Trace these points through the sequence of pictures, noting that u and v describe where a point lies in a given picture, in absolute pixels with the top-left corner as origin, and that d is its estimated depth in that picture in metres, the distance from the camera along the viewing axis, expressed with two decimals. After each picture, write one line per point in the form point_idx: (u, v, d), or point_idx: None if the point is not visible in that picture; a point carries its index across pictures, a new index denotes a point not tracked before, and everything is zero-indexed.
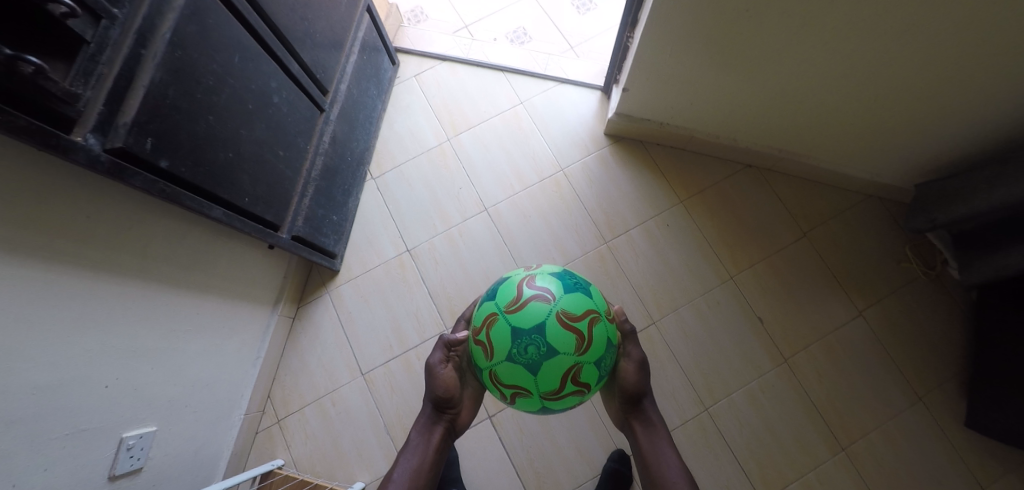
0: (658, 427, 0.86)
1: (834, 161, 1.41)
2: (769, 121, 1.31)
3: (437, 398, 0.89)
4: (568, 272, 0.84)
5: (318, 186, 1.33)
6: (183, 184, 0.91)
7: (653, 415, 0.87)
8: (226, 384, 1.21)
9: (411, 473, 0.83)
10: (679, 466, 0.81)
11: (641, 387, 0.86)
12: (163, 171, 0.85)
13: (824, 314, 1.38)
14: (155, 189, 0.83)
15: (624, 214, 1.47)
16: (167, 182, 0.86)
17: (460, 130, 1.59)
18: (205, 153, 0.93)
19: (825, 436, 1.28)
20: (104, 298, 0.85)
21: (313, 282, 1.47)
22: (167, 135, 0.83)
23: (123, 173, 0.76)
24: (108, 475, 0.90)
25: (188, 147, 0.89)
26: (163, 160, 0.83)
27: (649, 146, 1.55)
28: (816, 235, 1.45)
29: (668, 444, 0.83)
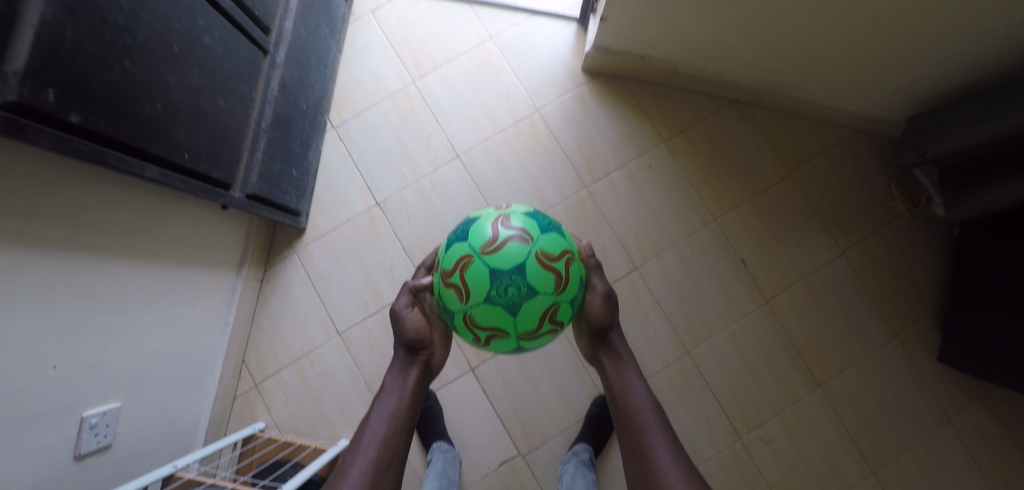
0: (626, 361, 0.84)
1: (832, 95, 1.31)
2: (770, 50, 1.18)
3: (407, 342, 0.86)
4: (538, 212, 0.78)
5: (271, 138, 1.20)
6: (100, 141, 0.77)
7: (622, 349, 0.85)
8: (193, 352, 1.17)
9: (391, 413, 0.79)
10: (648, 397, 0.78)
11: (608, 319, 0.84)
12: (74, 126, 0.70)
13: (807, 254, 1.36)
14: (69, 149, 0.69)
15: (605, 157, 1.39)
16: (82, 140, 0.72)
17: (425, 70, 1.45)
18: (127, 104, 0.79)
19: (802, 372, 1.31)
20: (42, 275, 0.76)
21: (279, 242, 1.40)
22: (73, 81, 0.68)
23: (26, 132, 0.62)
24: (74, 456, 0.87)
25: (102, 97, 0.74)
26: (72, 114, 0.69)
27: (630, 82, 1.43)
28: (801, 173, 1.40)
29: (636, 377, 0.81)
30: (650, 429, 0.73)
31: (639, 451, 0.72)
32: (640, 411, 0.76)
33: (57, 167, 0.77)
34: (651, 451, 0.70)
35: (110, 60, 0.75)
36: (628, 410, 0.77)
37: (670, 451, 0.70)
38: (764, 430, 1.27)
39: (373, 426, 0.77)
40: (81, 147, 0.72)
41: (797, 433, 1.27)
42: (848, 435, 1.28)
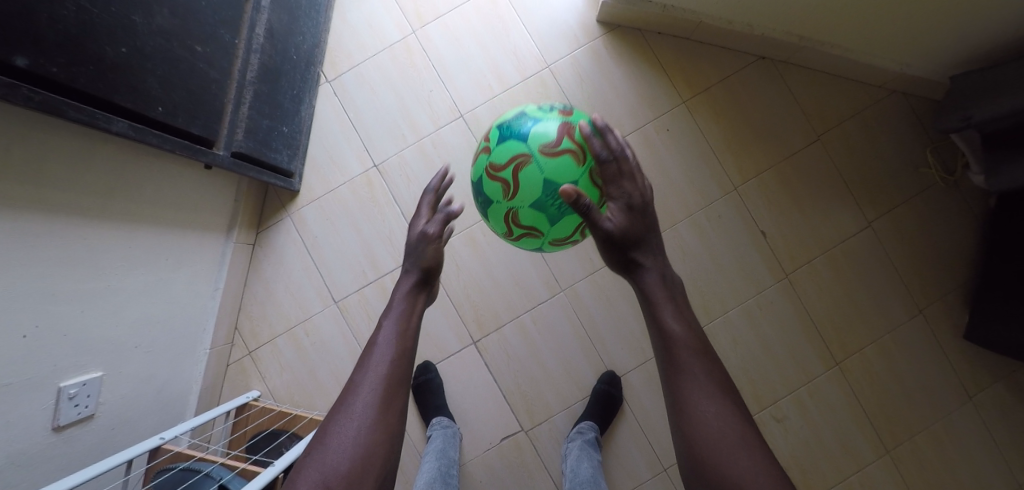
0: (656, 294, 0.62)
1: (884, 49, 1.18)
2: (821, 0, 1.04)
3: (426, 269, 0.75)
4: (549, 181, 0.60)
5: (258, 92, 1.08)
6: (56, 89, 0.68)
7: (651, 281, 0.63)
8: (182, 320, 1.11)
9: (402, 332, 0.67)
10: (689, 336, 0.59)
11: (620, 256, 0.63)
12: (22, 71, 0.62)
13: (831, 226, 1.28)
14: (17, 96, 0.61)
15: (620, 119, 1.29)
16: (33, 87, 0.64)
17: (426, 20, 1.32)
18: (86, 48, 0.70)
19: (820, 351, 1.25)
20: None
21: (271, 205, 1.32)
22: (18, 17, 0.60)
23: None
24: (53, 427, 0.82)
25: (56, 38, 0.65)
26: (16, 57, 0.60)
27: (648, 37, 1.32)
28: (830, 138, 1.29)
29: (673, 312, 0.61)
30: (696, 381, 0.56)
31: (678, 416, 0.55)
32: (682, 358, 0.58)
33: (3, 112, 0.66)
34: (699, 420, 0.53)
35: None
36: (668, 361, 0.58)
37: (722, 415, 0.54)
38: (777, 408, 1.23)
39: (382, 348, 0.65)
40: (33, 95, 0.63)
41: (811, 413, 1.22)
42: (864, 415, 1.23)
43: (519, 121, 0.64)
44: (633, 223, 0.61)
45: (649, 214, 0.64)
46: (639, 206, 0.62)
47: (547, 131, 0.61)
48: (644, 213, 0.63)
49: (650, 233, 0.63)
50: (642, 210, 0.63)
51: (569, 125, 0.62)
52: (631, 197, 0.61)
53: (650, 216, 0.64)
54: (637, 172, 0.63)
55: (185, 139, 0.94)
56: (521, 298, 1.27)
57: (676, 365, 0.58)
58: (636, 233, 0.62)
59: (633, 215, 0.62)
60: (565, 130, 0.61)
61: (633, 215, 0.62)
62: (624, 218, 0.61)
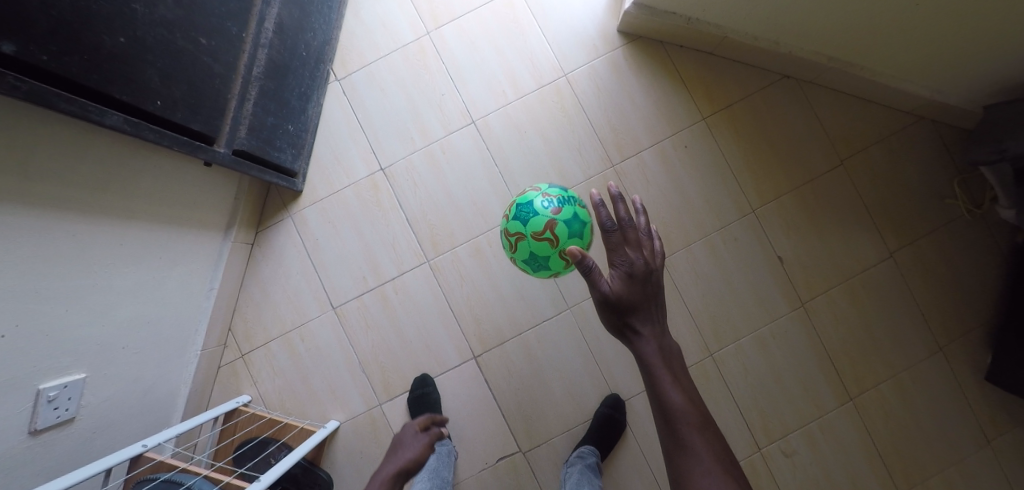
0: (655, 367, 0.62)
1: (917, 74, 1.13)
2: (855, 21, 1.00)
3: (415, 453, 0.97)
4: (531, 250, 0.78)
5: (264, 88, 1.04)
6: (45, 79, 0.64)
7: (649, 354, 0.63)
8: (173, 320, 1.07)
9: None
10: (691, 410, 0.60)
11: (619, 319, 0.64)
12: (9, 58, 0.58)
13: (851, 255, 1.23)
14: (2, 85, 0.58)
15: (637, 133, 1.24)
16: (20, 75, 0.60)
17: (441, 21, 1.28)
18: (81, 36, 0.66)
19: (833, 384, 1.20)
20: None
21: (272, 203, 1.28)
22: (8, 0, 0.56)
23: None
24: (29, 431, 0.78)
25: (48, 23, 0.61)
26: (4, 43, 0.57)
27: (670, 50, 1.27)
28: (854, 164, 1.24)
29: (674, 384, 0.62)
30: (701, 461, 0.57)
31: None
32: (683, 433, 0.59)
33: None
34: None
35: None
36: (672, 437, 0.59)
37: None
38: (786, 443, 1.18)
39: None
40: (19, 84, 0.59)
41: (821, 449, 1.17)
42: (876, 454, 1.18)
43: (524, 202, 0.80)
44: (633, 290, 0.63)
45: (653, 280, 0.65)
46: (641, 274, 0.63)
47: (536, 220, 0.77)
48: (647, 280, 0.64)
49: (648, 302, 0.64)
50: (643, 279, 0.63)
51: (555, 219, 0.76)
52: (635, 262, 0.63)
53: (655, 282, 0.65)
54: (643, 237, 0.65)
55: (184, 135, 0.90)
56: (524, 314, 1.23)
57: (680, 442, 0.58)
58: (633, 300, 0.63)
59: (634, 282, 0.63)
60: (549, 224, 0.77)
61: (633, 282, 0.63)
62: (622, 285, 0.62)
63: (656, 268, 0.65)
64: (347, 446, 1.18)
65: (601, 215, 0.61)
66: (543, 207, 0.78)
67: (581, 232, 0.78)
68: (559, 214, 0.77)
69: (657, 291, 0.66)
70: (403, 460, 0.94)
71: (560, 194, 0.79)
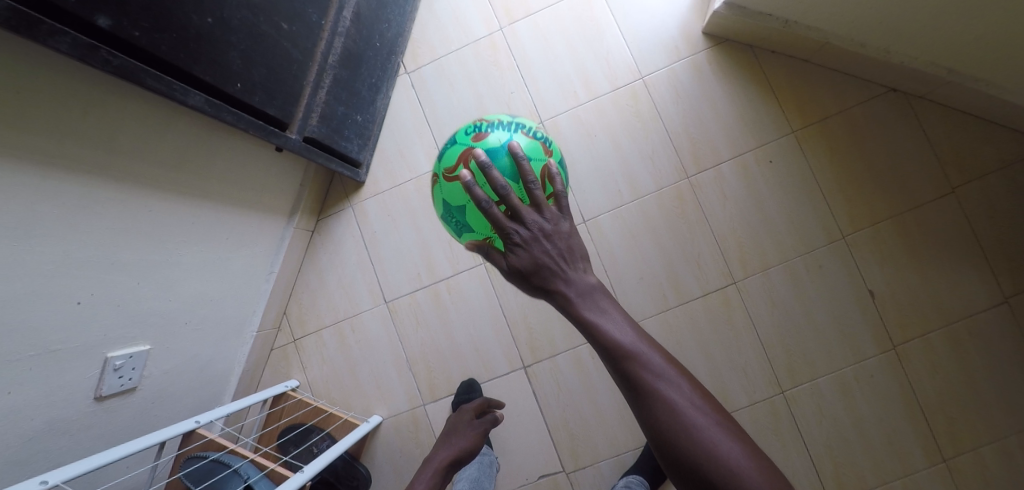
0: (585, 320, 0.44)
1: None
2: (993, 33, 0.85)
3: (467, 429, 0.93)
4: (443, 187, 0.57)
5: (338, 77, 1.04)
6: (137, 56, 0.66)
7: (579, 311, 0.44)
8: (235, 300, 1.09)
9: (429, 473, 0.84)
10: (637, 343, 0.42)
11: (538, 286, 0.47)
12: (103, 32, 0.59)
13: (956, 296, 1.07)
14: (95, 58, 0.59)
15: (716, 143, 1.15)
16: (113, 50, 0.62)
17: (516, 16, 1.23)
18: (170, 14, 0.66)
19: (925, 440, 1.05)
20: (55, 200, 0.65)
21: (335, 193, 1.29)
22: None
23: (38, 31, 0.52)
24: (95, 396, 0.80)
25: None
26: (100, 16, 0.58)
27: (760, 56, 1.16)
28: (970, 195, 1.08)
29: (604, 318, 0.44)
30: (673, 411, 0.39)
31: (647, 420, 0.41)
32: (645, 381, 0.40)
33: (80, 72, 0.64)
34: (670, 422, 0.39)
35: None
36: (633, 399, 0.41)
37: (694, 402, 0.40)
38: None
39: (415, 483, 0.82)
40: (111, 59, 0.61)
41: None
42: None
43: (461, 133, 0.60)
44: (528, 254, 0.45)
45: (554, 235, 0.46)
46: (533, 235, 0.45)
47: (454, 152, 0.57)
48: (544, 240, 0.46)
49: (553, 254, 0.46)
50: (537, 242, 0.45)
51: (474, 147, 0.55)
52: (522, 227, 0.45)
53: (552, 238, 0.46)
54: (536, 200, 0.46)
55: (260, 119, 0.91)
56: None
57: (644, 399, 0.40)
58: (534, 266, 0.45)
59: (530, 251, 0.45)
60: (465, 153, 0.55)
61: (524, 247, 0.45)
62: (518, 259, 0.46)
63: (556, 219, 0.47)
64: (389, 443, 1.17)
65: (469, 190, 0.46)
66: (468, 134, 0.58)
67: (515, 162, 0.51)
68: (480, 141, 0.55)
69: (570, 244, 0.47)
70: (458, 448, 0.89)
71: (500, 120, 0.58)
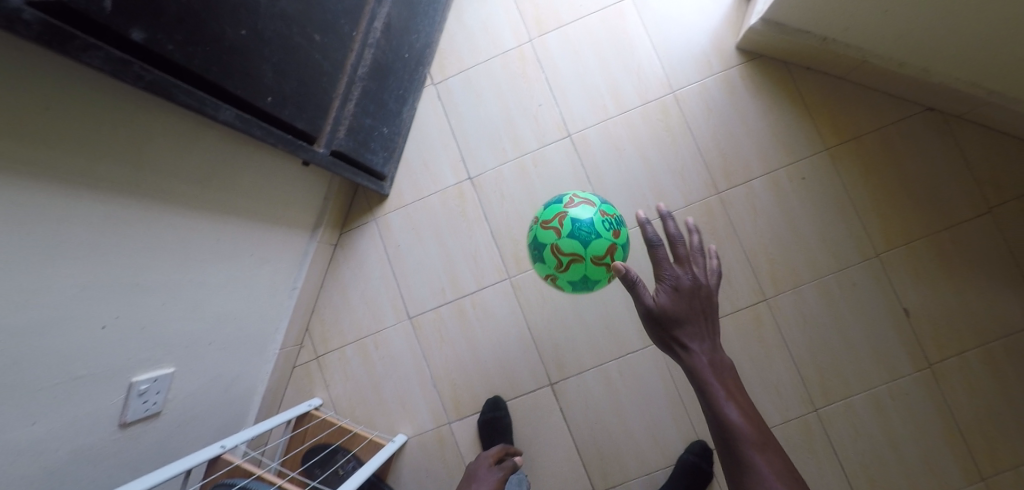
0: (709, 381, 0.58)
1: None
2: None
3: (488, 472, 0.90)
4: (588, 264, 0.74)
5: (366, 89, 1.01)
6: (168, 70, 0.62)
7: (701, 366, 0.60)
8: (258, 317, 1.06)
9: None
10: (752, 428, 0.55)
11: (673, 325, 0.62)
12: (137, 46, 0.56)
13: (993, 315, 1.06)
14: (127, 74, 0.55)
15: (748, 158, 1.14)
16: (145, 65, 0.58)
17: (546, 28, 1.21)
18: (204, 26, 0.63)
19: (962, 461, 1.04)
20: (79, 220, 0.62)
21: (358, 206, 1.26)
22: None
23: (72, 46, 0.49)
24: (120, 423, 0.77)
25: (175, 12, 0.59)
26: (134, 30, 0.55)
27: (793, 71, 1.15)
28: (1006, 213, 1.07)
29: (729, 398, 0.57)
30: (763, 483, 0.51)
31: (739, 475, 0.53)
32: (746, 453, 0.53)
33: (110, 88, 0.61)
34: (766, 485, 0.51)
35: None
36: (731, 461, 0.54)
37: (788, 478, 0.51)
38: None
39: None
40: (143, 74, 0.57)
41: None
42: None
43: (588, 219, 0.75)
44: (680, 302, 0.62)
45: (702, 294, 0.63)
46: (688, 288, 0.62)
47: (600, 243, 0.74)
48: (695, 294, 0.63)
49: (698, 316, 0.62)
50: (692, 293, 0.63)
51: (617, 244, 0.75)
52: (680, 279, 0.63)
53: (704, 298, 0.63)
54: (696, 260, 0.66)
55: (288, 133, 0.87)
56: (609, 344, 1.14)
57: (739, 462, 0.54)
58: (681, 314, 0.62)
59: (680, 296, 0.62)
60: (612, 249, 0.75)
61: (681, 295, 0.62)
62: (669, 299, 0.62)
63: (709, 286, 0.65)
64: (413, 463, 1.14)
65: (648, 233, 0.62)
66: (608, 228, 0.75)
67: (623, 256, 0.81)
68: (619, 238, 0.77)
69: (709, 306, 0.63)
70: None
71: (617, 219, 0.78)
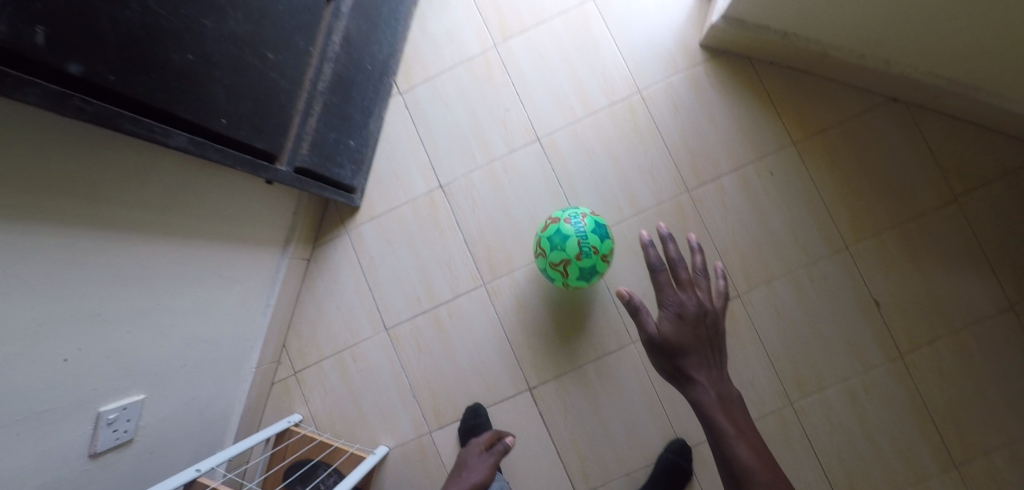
0: (712, 413, 0.62)
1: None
2: (1006, 41, 0.84)
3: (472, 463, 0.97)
4: None
5: (328, 103, 1.00)
6: (110, 98, 0.60)
7: (705, 398, 0.63)
8: (230, 337, 1.06)
9: None
10: (760, 464, 0.56)
11: (677, 352, 0.66)
12: (75, 79, 0.54)
13: (959, 300, 1.08)
14: (66, 108, 0.53)
15: (716, 157, 1.14)
16: (86, 96, 0.56)
17: (510, 32, 1.21)
18: (148, 53, 0.61)
19: (935, 446, 1.05)
20: (33, 256, 0.61)
21: (330, 219, 1.26)
22: (71, 19, 0.51)
23: (5, 85, 0.46)
24: (89, 454, 0.76)
25: (115, 40, 0.57)
26: (71, 63, 0.52)
27: (757, 66, 1.15)
28: (970, 200, 1.08)
29: (739, 437, 0.59)
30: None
31: None
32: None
33: (51, 122, 0.59)
34: None
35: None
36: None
37: None
38: None
39: None
40: (85, 106, 0.55)
41: None
42: None
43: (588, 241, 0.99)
44: (683, 330, 0.66)
45: (707, 318, 0.68)
46: (693, 315, 0.67)
47: None
48: (701, 318, 0.67)
49: (703, 342, 0.67)
50: (695, 319, 0.67)
51: None
52: (689, 302, 0.68)
53: (710, 325, 0.68)
54: (699, 285, 0.71)
55: (247, 153, 0.86)
56: (585, 347, 1.15)
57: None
58: (684, 342, 0.66)
59: (685, 322, 0.67)
60: None
61: (685, 323, 0.67)
62: (672, 325, 0.67)
63: (713, 311, 0.69)
64: (395, 474, 1.14)
65: (649, 258, 0.69)
66: None
67: None
68: None
69: (715, 330, 0.68)
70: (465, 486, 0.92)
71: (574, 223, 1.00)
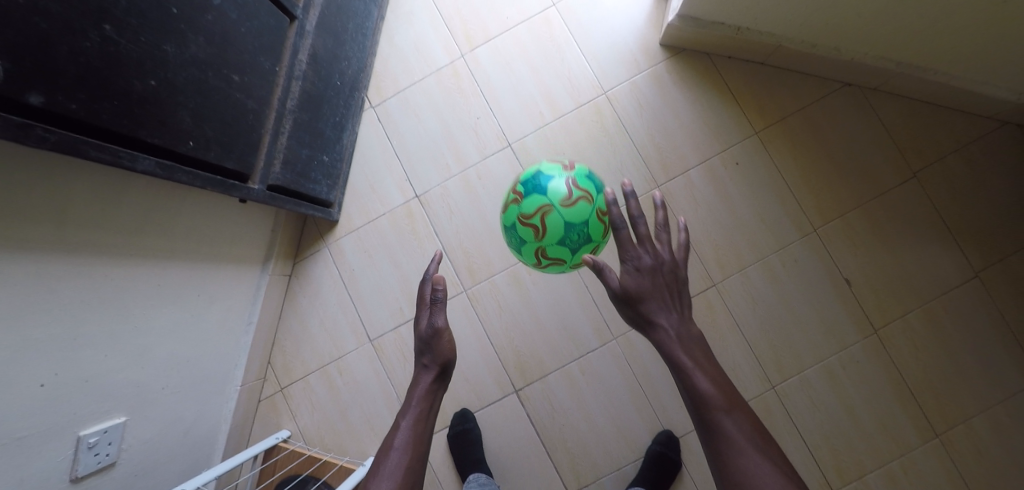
0: (675, 354, 0.58)
1: (1011, 78, 0.97)
2: (942, 21, 0.88)
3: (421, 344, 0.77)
4: (522, 248, 0.71)
5: (298, 120, 1.03)
6: (74, 126, 0.61)
7: (668, 341, 0.59)
8: (213, 356, 1.06)
9: (413, 438, 0.69)
10: (721, 395, 0.54)
11: (637, 299, 0.61)
12: (36, 109, 0.55)
13: (927, 275, 1.10)
14: (29, 137, 0.55)
15: (683, 151, 1.17)
16: (48, 126, 0.57)
17: (476, 43, 1.24)
18: (109, 81, 0.63)
19: (915, 420, 1.07)
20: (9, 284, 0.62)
21: (310, 234, 1.27)
22: (28, 50, 0.53)
23: None
24: (71, 478, 0.77)
25: (75, 69, 0.58)
26: (31, 94, 0.54)
27: (716, 61, 1.19)
28: (929, 176, 1.12)
29: (700, 371, 0.56)
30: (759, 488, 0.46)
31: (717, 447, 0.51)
32: (717, 426, 0.52)
33: (17, 151, 0.61)
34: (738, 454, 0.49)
35: (82, 22, 0.58)
36: (717, 459, 0.51)
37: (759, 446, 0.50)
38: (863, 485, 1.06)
39: (396, 454, 0.67)
40: (47, 134, 0.57)
41: None
42: None
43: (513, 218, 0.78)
44: (643, 281, 0.61)
45: (667, 271, 0.63)
46: (651, 268, 0.61)
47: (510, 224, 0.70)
48: (659, 271, 0.62)
49: (662, 290, 0.61)
50: (655, 272, 0.61)
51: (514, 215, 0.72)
52: (647, 258, 0.61)
53: (670, 275, 0.63)
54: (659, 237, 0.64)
55: (218, 174, 0.87)
56: (567, 345, 1.16)
57: (710, 431, 0.52)
58: (645, 292, 0.61)
59: (644, 275, 0.61)
60: (517, 219, 0.69)
61: (644, 275, 0.61)
62: (630, 278, 0.61)
63: (674, 262, 0.64)
64: None
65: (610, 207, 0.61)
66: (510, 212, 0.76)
67: (537, 185, 0.69)
68: (511, 211, 0.72)
69: (676, 278, 0.63)
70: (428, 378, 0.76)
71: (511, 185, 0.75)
